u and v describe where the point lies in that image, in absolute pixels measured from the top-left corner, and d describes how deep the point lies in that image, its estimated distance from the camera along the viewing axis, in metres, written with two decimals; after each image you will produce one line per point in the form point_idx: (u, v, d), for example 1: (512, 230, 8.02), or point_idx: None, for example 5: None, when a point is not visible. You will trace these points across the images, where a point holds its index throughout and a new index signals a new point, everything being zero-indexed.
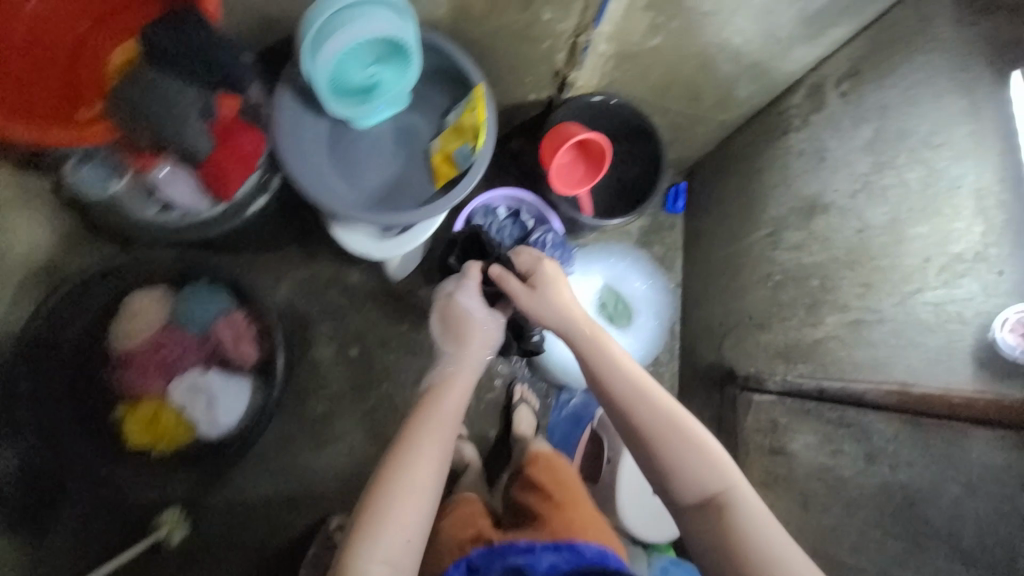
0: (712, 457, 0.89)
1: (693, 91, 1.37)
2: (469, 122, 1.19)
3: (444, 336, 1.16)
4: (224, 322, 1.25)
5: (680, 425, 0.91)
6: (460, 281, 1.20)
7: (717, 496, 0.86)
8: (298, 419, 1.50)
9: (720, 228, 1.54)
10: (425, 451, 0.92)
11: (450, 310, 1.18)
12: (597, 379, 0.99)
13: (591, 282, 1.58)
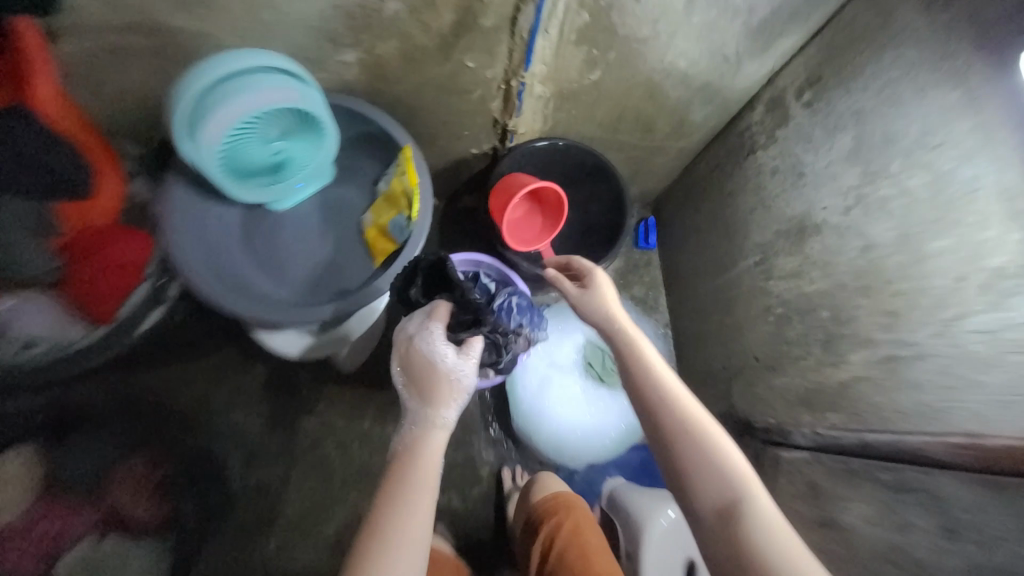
0: (735, 465, 0.72)
1: (645, 122, 1.27)
2: (400, 187, 1.04)
3: (410, 390, 0.94)
4: (120, 476, 1.13)
5: (697, 429, 0.75)
6: (424, 322, 0.95)
7: (732, 505, 0.69)
8: (252, 562, 1.23)
9: (703, 260, 1.42)
10: (397, 519, 0.73)
11: (411, 357, 0.94)
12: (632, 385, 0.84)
13: (572, 342, 1.43)
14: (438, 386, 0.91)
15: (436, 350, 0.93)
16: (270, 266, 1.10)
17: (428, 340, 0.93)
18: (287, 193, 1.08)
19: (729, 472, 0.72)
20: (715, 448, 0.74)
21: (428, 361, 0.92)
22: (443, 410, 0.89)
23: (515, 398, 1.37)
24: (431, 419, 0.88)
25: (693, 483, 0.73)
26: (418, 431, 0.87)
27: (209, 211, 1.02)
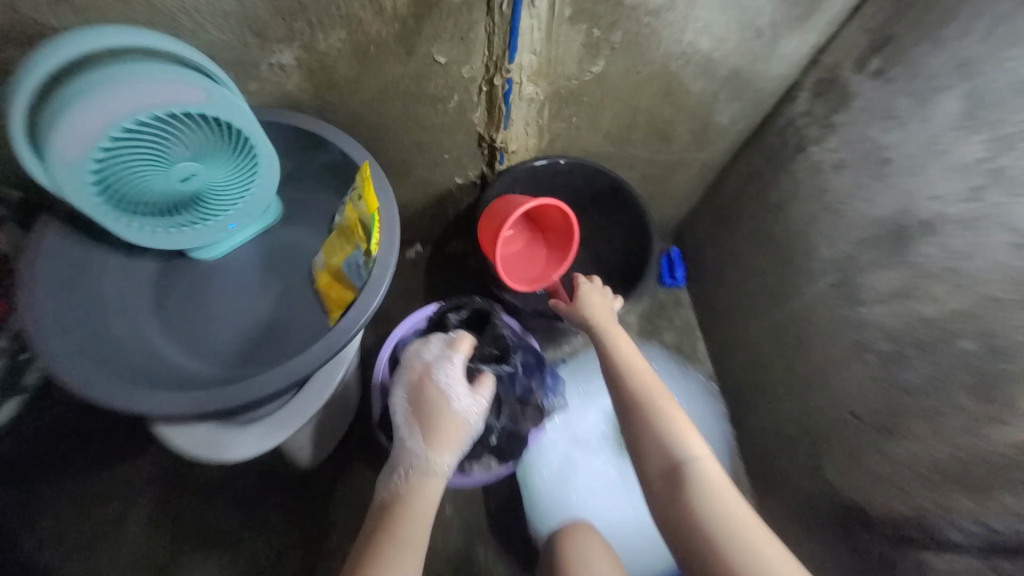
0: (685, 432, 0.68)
1: (661, 129, 1.05)
2: (354, 215, 0.78)
3: (410, 425, 0.76)
4: None
5: (648, 399, 0.71)
6: (448, 353, 0.82)
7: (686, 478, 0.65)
8: None
9: (751, 292, 1.14)
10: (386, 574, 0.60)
11: (418, 388, 0.79)
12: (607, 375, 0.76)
13: (599, 407, 1.11)
14: (443, 422, 0.75)
15: (448, 382, 0.78)
16: (187, 333, 0.82)
17: (439, 370, 0.80)
18: (216, 236, 0.83)
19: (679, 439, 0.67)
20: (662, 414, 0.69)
21: (436, 395, 0.77)
22: (447, 452, 0.73)
23: (533, 493, 1.03)
24: (431, 459, 0.73)
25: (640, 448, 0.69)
26: (415, 473, 0.71)
27: (102, 267, 0.77)
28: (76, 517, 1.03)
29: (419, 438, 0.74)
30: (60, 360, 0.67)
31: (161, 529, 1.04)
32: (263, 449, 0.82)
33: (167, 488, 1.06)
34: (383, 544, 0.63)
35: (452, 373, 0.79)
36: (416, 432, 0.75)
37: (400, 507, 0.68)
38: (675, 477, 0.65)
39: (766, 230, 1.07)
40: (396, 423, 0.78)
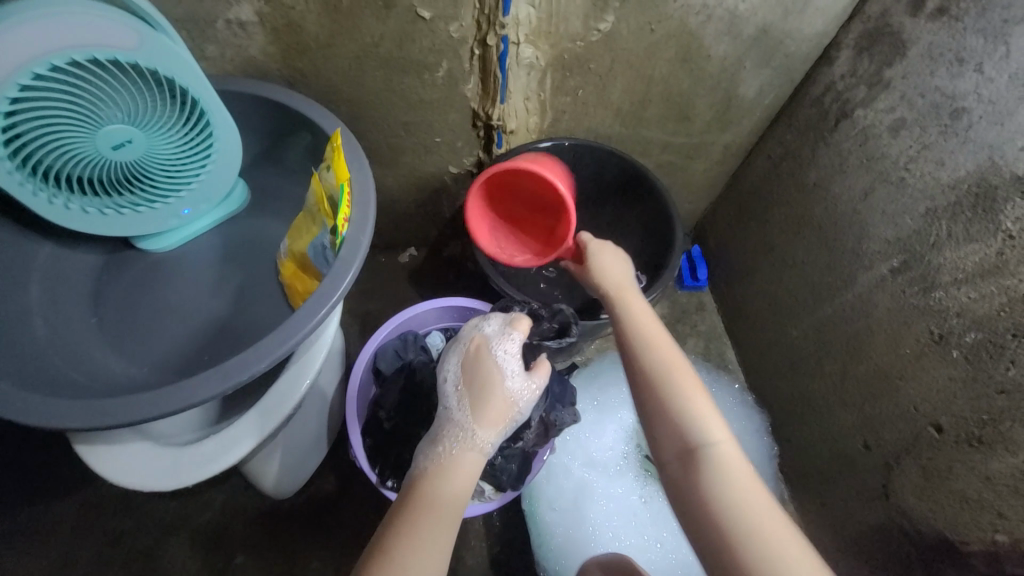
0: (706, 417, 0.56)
1: (680, 104, 0.94)
2: (319, 186, 0.67)
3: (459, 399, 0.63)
4: None
5: (663, 375, 0.59)
6: (506, 326, 0.69)
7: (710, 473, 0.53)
8: None
9: (791, 288, 0.98)
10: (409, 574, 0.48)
11: (471, 360, 0.65)
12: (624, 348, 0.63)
13: (617, 422, 0.95)
14: (493, 397, 0.63)
15: (506, 355, 0.66)
16: (126, 336, 0.69)
17: (496, 340, 0.67)
18: (166, 223, 0.72)
19: (695, 420, 0.56)
20: (672, 389, 0.58)
21: (490, 368, 0.64)
22: (494, 430, 0.61)
23: (541, 526, 0.86)
24: (475, 441, 0.60)
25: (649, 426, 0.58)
26: (455, 448, 0.59)
27: (32, 260, 0.67)
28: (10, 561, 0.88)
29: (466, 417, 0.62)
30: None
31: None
32: (198, 477, 0.65)
33: (118, 525, 0.91)
34: (409, 518, 0.52)
35: (511, 346, 0.66)
36: (460, 403, 0.63)
37: (434, 483, 0.56)
38: (688, 465, 0.54)
39: (805, 213, 0.93)
40: (442, 395, 0.65)
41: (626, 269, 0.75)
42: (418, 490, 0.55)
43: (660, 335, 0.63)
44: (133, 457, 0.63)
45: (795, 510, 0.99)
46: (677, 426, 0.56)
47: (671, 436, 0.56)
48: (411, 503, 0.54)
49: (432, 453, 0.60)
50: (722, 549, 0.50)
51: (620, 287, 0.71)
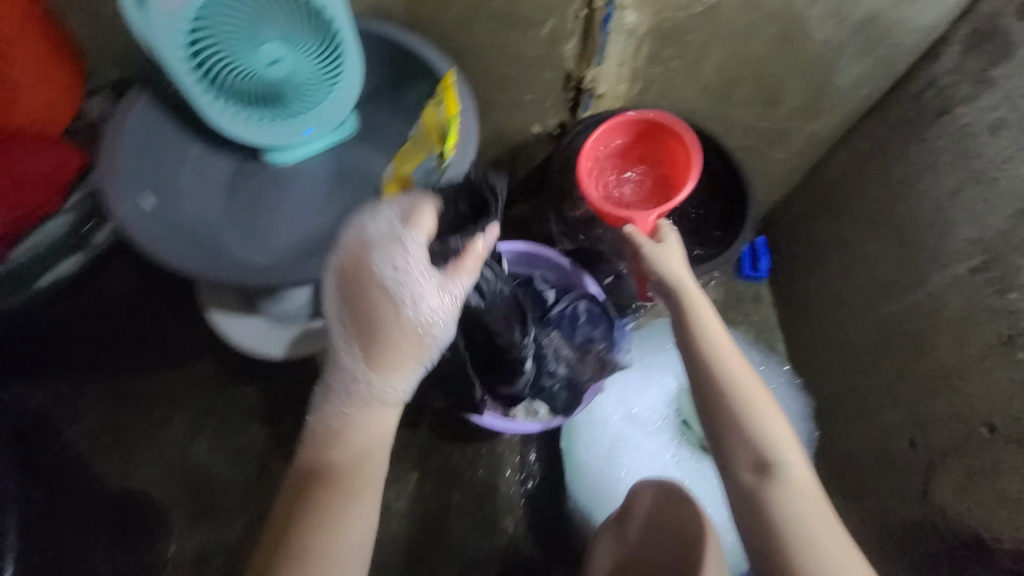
0: (773, 433, 0.61)
1: (772, 87, 0.95)
2: (431, 117, 0.75)
3: (354, 328, 0.62)
4: None
5: (738, 394, 0.63)
6: (394, 239, 0.62)
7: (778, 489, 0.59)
8: None
9: (858, 285, 0.98)
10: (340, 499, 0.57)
11: (361, 282, 0.62)
12: (698, 361, 0.66)
13: (660, 385, 1.00)
14: (394, 330, 0.61)
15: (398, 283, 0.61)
16: (248, 226, 0.81)
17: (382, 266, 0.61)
18: (291, 140, 0.82)
19: (765, 438, 0.61)
20: (748, 407, 0.62)
21: (384, 294, 0.61)
22: (400, 357, 0.61)
23: (576, 467, 0.94)
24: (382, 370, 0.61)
25: (718, 437, 0.63)
26: (363, 387, 0.61)
27: (183, 152, 0.79)
28: (120, 415, 1.01)
29: (366, 347, 0.61)
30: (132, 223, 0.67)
31: (198, 442, 1.01)
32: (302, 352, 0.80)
33: (207, 402, 1.03)
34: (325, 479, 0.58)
35: (404, 275, 0.60)
36: (358, 344, 0.62)
37: (345, 439, 0.60)
38: (757, 477, 0.60)
39: (884, 210, 0.93)
40: (337, 319, 0.63)
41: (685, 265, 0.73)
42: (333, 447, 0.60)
43: (732, 351, 0.66)
44: (251, 326, 0.78)
45: None
46: (747, 443, 0.61)
47: (742, 450, 0.62)
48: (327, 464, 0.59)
49: (338, 404, 0.62)
50: (781, 557, 0.57)
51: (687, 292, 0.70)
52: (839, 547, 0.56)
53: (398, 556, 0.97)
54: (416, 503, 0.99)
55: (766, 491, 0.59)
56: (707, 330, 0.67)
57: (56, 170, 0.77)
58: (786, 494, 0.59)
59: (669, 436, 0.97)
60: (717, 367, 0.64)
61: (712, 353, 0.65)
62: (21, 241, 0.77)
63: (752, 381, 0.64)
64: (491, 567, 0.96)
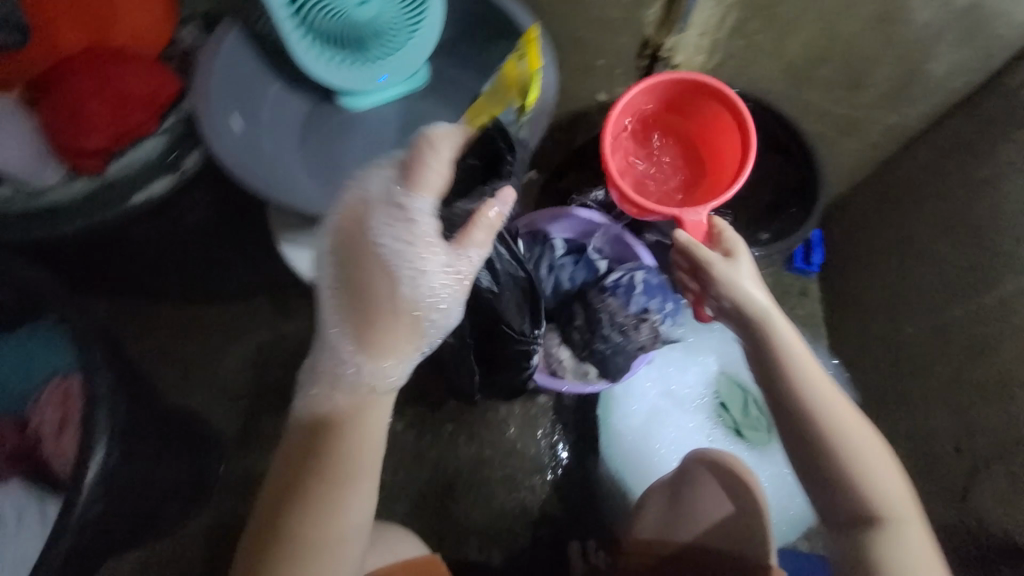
0: (891, 483, 0.56)
1: (856, 71, 0.91)
2: (512, 71, 0.74)
3: (350, 299, 0.59)
4: (47, 397, 0.72)
5: (839, 431, 0.57)
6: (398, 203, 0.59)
7: (889, 537, 0.54)
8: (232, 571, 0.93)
9: (919, 287, 0.95)
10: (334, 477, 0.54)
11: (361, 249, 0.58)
12: (788, 393, 0.59)
13: (701, 366, 1.00)
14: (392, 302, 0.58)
15: (398, 257, 0.58)
16: (319, 167, 0.83)
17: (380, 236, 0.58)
18: (367, 86, 0.83)
19: (872, 480, 0.55)
20: (860, 458, 0.56)
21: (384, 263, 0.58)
22: (397, 332, 0.58)
23: (610, 436, 0.96)
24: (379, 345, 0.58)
25: (816, 477, 0.58)
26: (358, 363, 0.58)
27: (265, 89, 0.80)
28: (180, 340, 1.07)
29: (364, 322, 0.58)
30: (220, 142, 0.69)
31: (249, 373, 1.06)
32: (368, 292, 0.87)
33: (259, 337, 1.07)
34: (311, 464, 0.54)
35: (403, 247, 0.57)
36: (354, 317, 0.58)
37: (331, 425, 0.56)
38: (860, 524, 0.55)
39: (960, 211, 0.89)
40: (331, 289, 0.60)
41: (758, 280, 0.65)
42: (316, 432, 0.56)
43: (826, 381, 0.59)
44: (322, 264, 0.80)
45: None
46: (853, 486, 0.56)
47: (845, 493, 0.56)
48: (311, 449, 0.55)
49: (332, 381, 0.58)
50: None
51: (765, 315, 0.62)
52: None
53: (431, 501, 1.01)
54: (451, 453, 1.03)
55: (885, 551, 0.54)
56: (804, 371, 0.59)
57: (157, 88, 0.70)
58: (899, 545, 0.54)
59: (706, 416, 0.98)
60: (822, 413, 0.57)
61: (814, 397, 0.58)
62: (119, 155, 0.70)
63: (852, 414, 0.58)
64: (518, 521, 1.00)
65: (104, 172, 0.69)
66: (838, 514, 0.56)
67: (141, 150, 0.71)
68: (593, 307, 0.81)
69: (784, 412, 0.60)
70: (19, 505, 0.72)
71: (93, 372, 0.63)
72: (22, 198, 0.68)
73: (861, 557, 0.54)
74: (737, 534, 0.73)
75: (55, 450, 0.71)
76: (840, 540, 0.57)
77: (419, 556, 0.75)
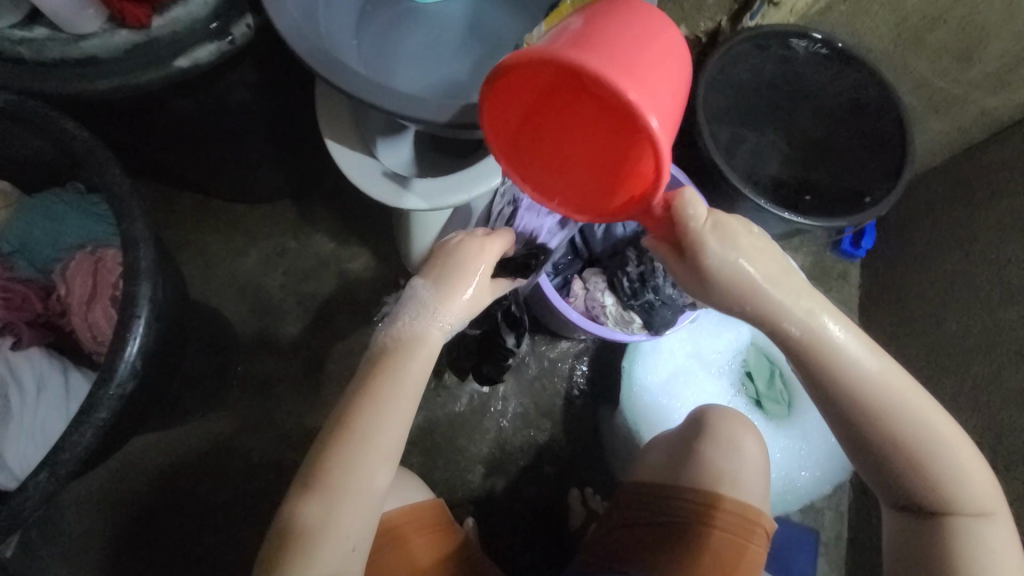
0: (962, 461, 0.53)
1: (975, 40, 0.82)
2: None
3: (430, 280, 0.60)
4: (78, 263, 0.70)
5: (903, 440, 0.52)
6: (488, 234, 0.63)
7: (953, 515, 0.54)
8: (243, 464, 0.96)
9: (973, 286, 0.92)
10: (385, 405, 0.55)
11: (451, 249, 0.61)
12: (854, 408, 0.51)
13: (731, 333, 0.99)
14: (461, 294, 0.59)
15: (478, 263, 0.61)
16: (378, 55, 0.73)
17: (476, 263, 0.60)
18: None
19: (938, 475, 0.53)
20: (933, 445, 0.52)
21: (466, 262, 0.60)
22: (458, 314, 0.59)
23: (633, 388, 0.95)
24: (438, 315, 0.58)
25: (885, 479, 0.55)
26: (418, 322, 0.58)
27: None
28: (204, 234, 1.04)
29: (434, 296, 0.59)
30: (279, 5, 0.62)
31: (271, 277, 1.03)
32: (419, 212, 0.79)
33: (283, 242, 1.04)
34: (354, 456, 0.53)
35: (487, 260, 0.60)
36: (430, 292, 0.59)
37: (385, 374, 0.56)
38: (921, 509, 0.55)
39: None
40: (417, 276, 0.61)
41: (774, 262, 0.51)
42: (359, 428, 0.54)
43: (894, 378, 0.51)
44: (369, 170, 0.75)
45: (851, 483, 1.02)
46: (921, 484, 0.54)
47: (912, 488, 0.54)
48: (354, 440, 0.54)
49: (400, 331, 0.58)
50: None
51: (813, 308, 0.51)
52: (1008, 554, 0.54)
53: (441, 428, 1.01)
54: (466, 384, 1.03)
55: (959, 531, 0.54)
56: (867, 378, 0.50)
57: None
58: (964, 522, 0.54)
59: (728, 383, 0.98)
60: (895, 417, 0.51)
61: (882, 403, 0.51)
62: (164, 10, 0.65)
63: (917, 413, 0.51)
64: (524, 457, 1.01)
65: (147, 25, 0.64)
66: (908, 500, 0.55)
67: (188, 9, 0.65)
68: (647, 254, 0.77)
69: (848, 424, 0.53)
70: (41, 374, 0.69)
71: (134, 246, 0.59)
72: (58, 44, 0.63)
73: (923, 535, 0.55)
74: (734, 484, 0.70)
75: (84, 323, 0.69)
76: (906, 520, 0.57)
77: (424, 502, 0.76)
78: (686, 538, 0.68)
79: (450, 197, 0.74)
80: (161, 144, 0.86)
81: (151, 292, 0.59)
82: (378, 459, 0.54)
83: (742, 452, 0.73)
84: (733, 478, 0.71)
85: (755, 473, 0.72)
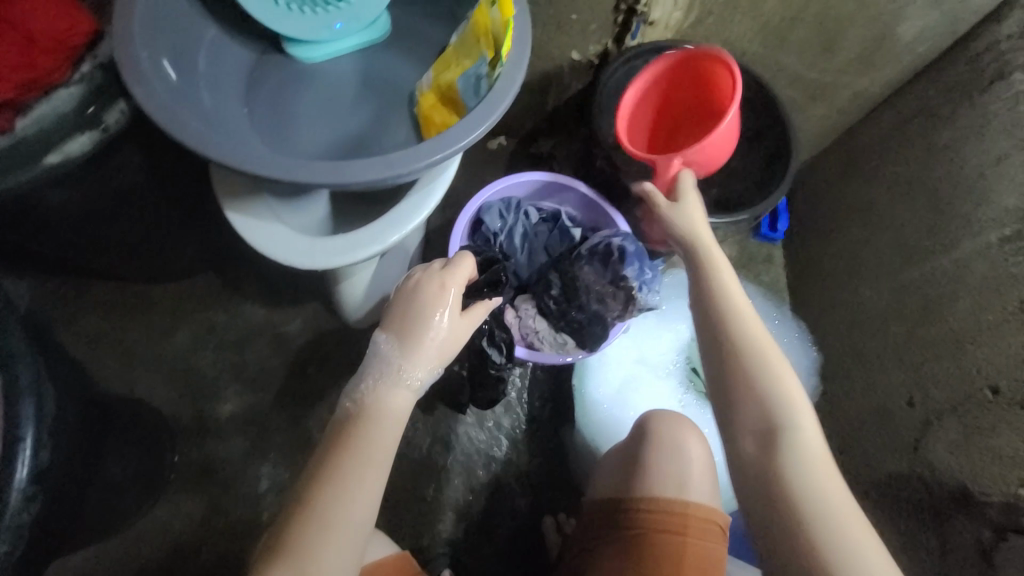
0: (799, 405, 0.54)
1: (831, 34, 0.90)
2: (485, 19, 0.68)
3: (394, 332, 0.60)
4: None
5: (747, 346, 0.57)
6: (445, 270, 0.64)
7: (779, 431, 0.54)
8: (190, 560, 0.89)
9: (877, 251, 0.99)
10: (352, 468, 0.51)
11: (413, 294, 0.62)
12: (711, 304, 0.60)
13: (673, 332, 1.02)
14: (426, 342, 0.60)
15: (440, 305, 0.61)
16: (270, 125, 0.74)
17: (438, 306, 0.61)
18: (320, 33, 0.74)
19: (772, 388, 0.55)
20: (776, 367, 0.56)
21: (427, 307, 0.61)
22: (426, 365, 0.59)
23: (586, 403, 0.95)
24: (404, 369, 0.58)
25: (725, 396, 0.57)
26: (383, 379, 0.57)
27: (200, 34, 0.70)
28: (121, 322, 0.98)
29: (399, 347, 0.59)
30: (147, 88, 0.58)
31: (201, 354, 0.98)
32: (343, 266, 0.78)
33: (210, 315, 1.00)
34: (317, 534, 0.48)
35: (451, 302, 0.61)
36: (396, 343, 0.59)
37: (352, 435, 0.53)
38: (765, 443, 0.54)
39: (920, 175, 0.92)
40: (381, 330, 0.61)
41: (704, 220, 0.67)
42: (321, 502, 0.49)
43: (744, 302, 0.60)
44: (277, 234, 0.73)
45: None
46: (761, 400, 0.55)
47: (751, 408, 0.55)
48: (317, 515, 0.49)
49: (367, 388, 0.57)
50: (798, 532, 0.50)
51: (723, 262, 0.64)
52: (841, 499, 0.50)
53: (401, 478, 0.98)
54: (419, 429, 1.00)
55: (790, 465, 0.52)
56: (721, 286, 0.61)
57: (67, 29, 0.62)
58: (798, 444, 0.53)
59: (677, 381, 1.00)
60: (740, 326, 0.58)
61: (731, 312, 0.59)
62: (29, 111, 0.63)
63: (756, 329, 0.58)
64: (491, 492, 0.99)
65: (12, 129, 0.62)
66: (750, 423, 0.55)
67: (53, 104, 0.63)
68: (570, 276, 0.81)
69: (709, 329, 0.60)
70: None
71: (10, 362, 0.55)
72: None
73: (764, 466, 0.53)
74: (683, 487, 0.71)
75: None
76: (747, 460, 0.55)
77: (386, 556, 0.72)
78: (669, 553, 0.66)
79: (362, 250, 0.73)
80: (52, 242, 0.81)
81: (36, 410, 0.56)
82: (350, 532, 0.49)
83: (686, 452, 0.74)
84: (681, 481, 0.71)
85: (703, 471, 0.73)
